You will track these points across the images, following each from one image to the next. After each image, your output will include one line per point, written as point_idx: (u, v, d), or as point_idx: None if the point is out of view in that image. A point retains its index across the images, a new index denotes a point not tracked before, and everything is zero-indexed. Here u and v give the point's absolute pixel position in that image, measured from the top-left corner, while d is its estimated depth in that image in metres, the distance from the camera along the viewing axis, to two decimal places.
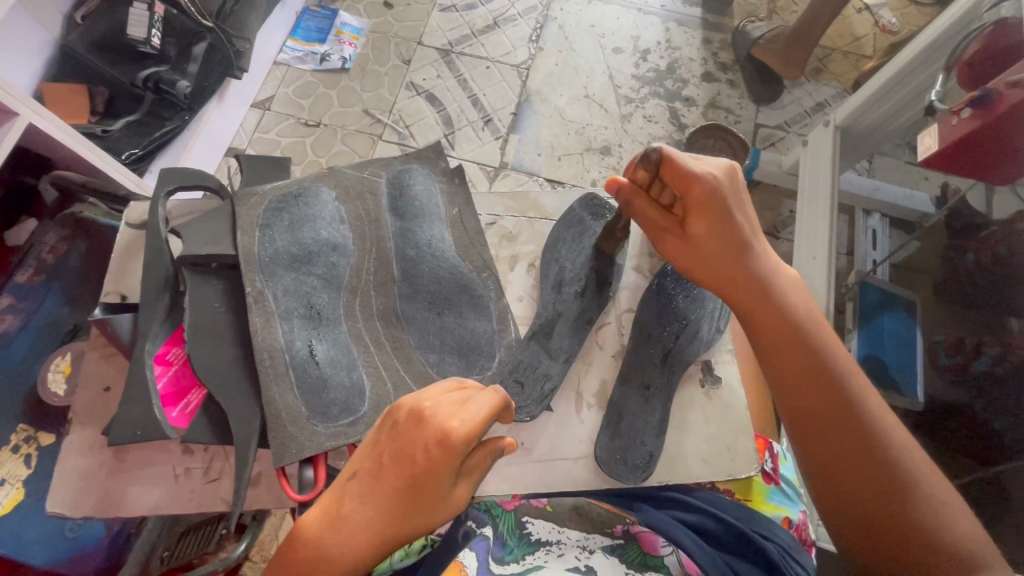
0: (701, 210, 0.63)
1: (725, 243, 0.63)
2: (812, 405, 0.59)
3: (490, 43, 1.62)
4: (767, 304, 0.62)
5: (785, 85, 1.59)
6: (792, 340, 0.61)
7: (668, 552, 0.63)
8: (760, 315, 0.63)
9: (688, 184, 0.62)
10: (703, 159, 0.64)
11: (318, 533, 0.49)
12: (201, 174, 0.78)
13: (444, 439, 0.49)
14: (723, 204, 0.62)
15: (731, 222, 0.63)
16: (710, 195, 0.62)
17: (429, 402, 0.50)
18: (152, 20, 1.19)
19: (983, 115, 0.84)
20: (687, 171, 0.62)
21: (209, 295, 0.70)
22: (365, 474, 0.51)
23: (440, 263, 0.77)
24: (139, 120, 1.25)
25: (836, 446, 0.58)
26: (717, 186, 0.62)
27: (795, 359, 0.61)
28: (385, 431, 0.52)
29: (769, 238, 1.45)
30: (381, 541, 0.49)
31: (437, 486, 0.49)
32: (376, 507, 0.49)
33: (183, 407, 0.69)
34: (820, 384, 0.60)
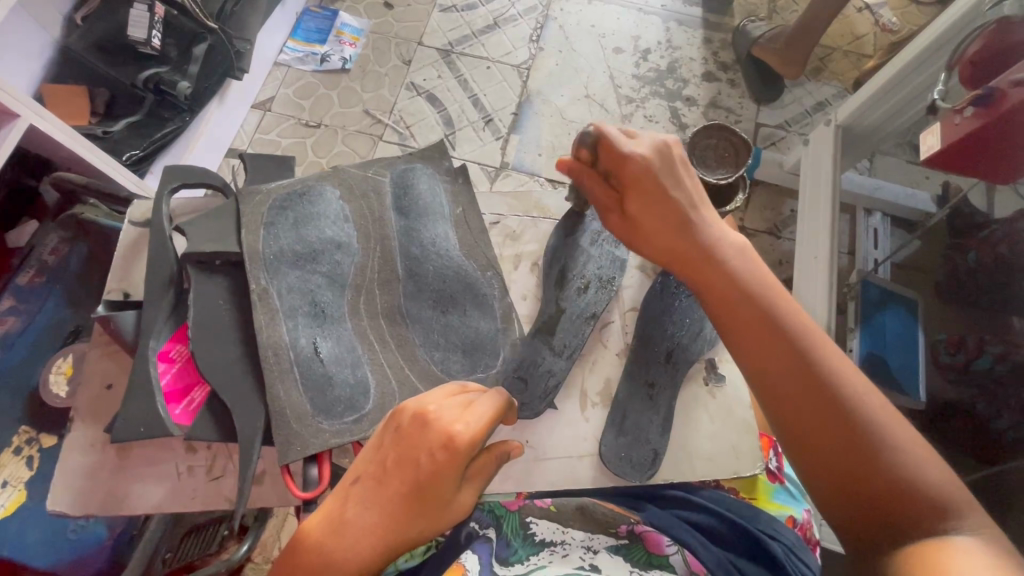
0: (638, 184, 0.62)
1: (665, 213, 0.62)
2: (772, 376, 0.54)
3: (490, 43, 1.62)
4: (716, 273, 0.59)
5: (786, 85, 1.59)
6: (743, 310, 0.57)
7: (673, 551, 0.63)
8: (710, 286, 0.59)
9: (622, 161, 0.63)
10: (636, 138, 0.64)
11: (320, 539, 0.49)
12: (204, 173, 0.78)
13: (448, 443, 0.49)
14: (657, 177, 0.62)
15: (670, 191, 0.61)
16: (645, 170, 0.62)
17: (433, 405, 0.51)
18: (153, 21, 1.19)
19: (985, 113, 0.84)
20: (619, 150, 0.63)
21: (214, 294, 0.70)
22: (368, 479, 0.50)
23: (444, 261, 0.77)
24: (140, 121, 1.25)
25: (802, 419, 0.52)
26: (652, 163, 0.62)
27: (748, 327, 0.56)
28: (388, 435, 0.52)
29: (771, 237, 1.45)
30: (383, 547, 0.48)
31: (442, 491, 0.49)
32: (379, 512, 0.49)
33: (186, 405, 0.69)
34: (780, 352, 0.54)
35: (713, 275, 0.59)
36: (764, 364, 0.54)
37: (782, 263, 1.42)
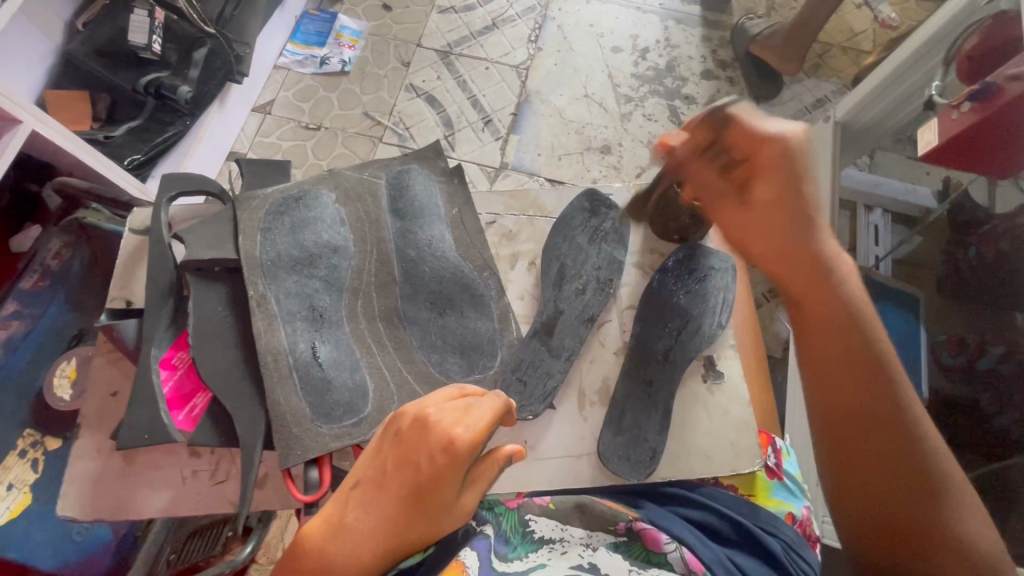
0: (767, 175, 0.63)
1: (776, 210, 0.63)
2: (852, 386, 0.58)
3: (488, 44, 1.62)
4: (818, 279, 0.61)
5: (785, 82, 1.59)
6: (842, 323, 0.60)
7: (671, 548, 0.61)
8: (812, 292, 0.61)
9: (762, 145, 0.62)
10: (779, 123, 0.63)
11: (320, 544, 0.49)
12: (204, 178, 0.78)
13: (449, 446, 0.49)
14: (791, 167, 0.62)
15: (796, 188, 0.62)
16: (779, 160, 0.62)
17: (432, 409, 0.51)
18: (152, 26, 1.20)
19: (983, 108, 0.84)
20: (761, 130, 0.63)
21: (213, 297, 0.71)
22: (369, 483, 0.51)
23: (441, 263, 0.77)
24: (141, 126, 1.26)
25: (873, 432, 0.57)
26: (792, 149, 0.62)
27: (840, 341, 0.60)
28: (387, 438, 0.52)
29: None
30: (384, 549, 0.49)
31: (442, 494, 0.50)
32: (380, 515, 0.49)
33: (189, 411, 0.69)
34: (863, 369, 0.58)
35: (818, 282, 0.61)
36: (850, 376, 0.59)
37: None
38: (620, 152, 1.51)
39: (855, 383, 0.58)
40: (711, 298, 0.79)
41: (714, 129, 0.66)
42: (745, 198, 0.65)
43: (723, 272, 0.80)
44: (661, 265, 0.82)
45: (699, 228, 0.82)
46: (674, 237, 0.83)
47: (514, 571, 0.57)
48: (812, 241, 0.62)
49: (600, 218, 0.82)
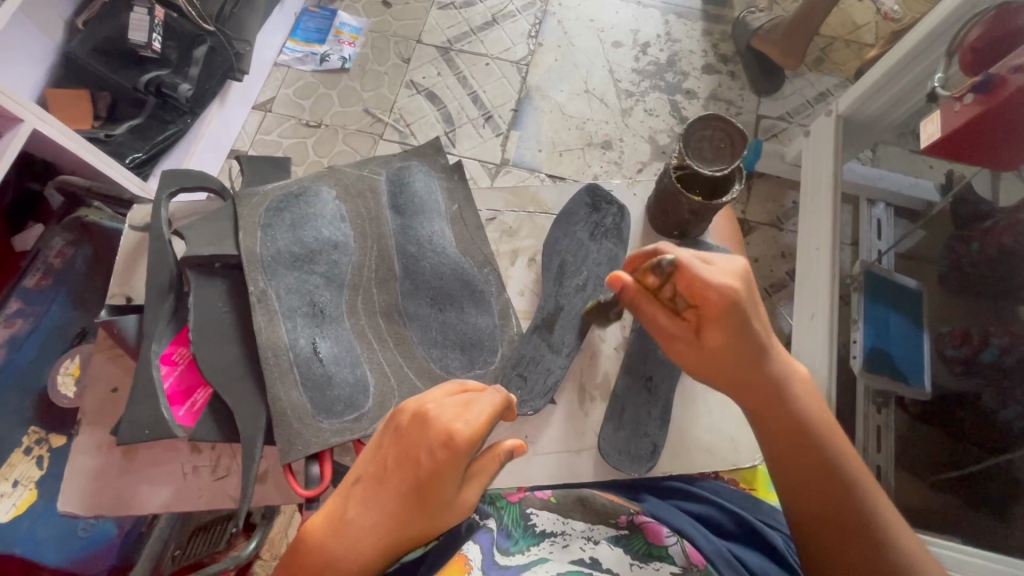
0: (717, 322, 0.59)
1: (740, 354, 0.59)
2: (839, 530, 0.56)
3: (488, 40, 1.62)
4: (785, 417, 0.59)
5: (787, 76, 1.58)
6: (817, 460, 0.58)
7: (672, 542, 0.61)
8: (785, 432, 0.59)
9: (707, 294, 0.58)
10: (717, 261, 0.60)
11: (322, 540, 0.50)
12: (204, 175, 0.78)
13: (447, 440, 0.49)
14: (738, 315, 0.58)
15: (748, 334, 0.58)
16: (729, 306, 0.58)
17: (431, 403, 0.51)
18: (152, 24, 1.21)
19: (986, 100, 0.83)
20: (700, 279, 0.58)
21: (214, 294, 0.71)
22: (370, 478, 0.51)
23: (442, 259, 0.77)
24: (143, 124, 1.26)
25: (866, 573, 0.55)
26: (735, 296, 0.58)
27: (816, 477, 0.58)
28: (387, 433, 0.52)
29: (772, 230, 1.45)
30: (386, 544, 0.50)
31: (441, 491, 0.50)
32: (381, 511, 0.50)
33: (189, 406, 0.69)
34: (840, 505, 0.57)
35: (786, 420, 0.59)
36: (831, 517, 0.57)
37: (784, 257, 1.42)
38: (621, 147, 1.50)
39: (838, 524, 0.57)
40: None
41: (657, 274, 0.60)
42: (703, 345, 0.61)
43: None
44: None
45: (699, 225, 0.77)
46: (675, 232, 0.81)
47: (515, 564, 0.58)
48: (776, 377, 0.60)
49: (599, 213, 0.81)
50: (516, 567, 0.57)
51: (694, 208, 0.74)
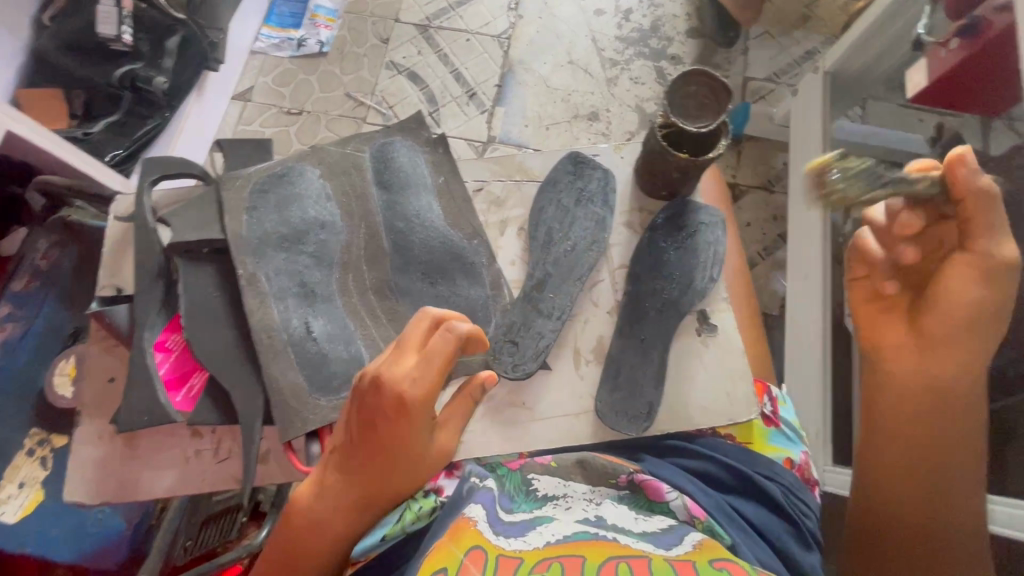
0: (941, 313, 0.61)
1: (959, 285, 0.60)
2: (922, 476, 0.65)
3: (468, 14, 1.58)
4: (938, 387, 0.63)
5: (773, 35, 1.56)
6: (940, 431, 0.64)
7: (673, 497, 0.62)
8: (925, 401, 0.64)
9: (962, 290, 0.59)
10: (1003, 246, 0.59)
11: (306, 497, 0.59)
12: (185, 161, 0.77)
13: (399, 400, 0.55)
14: (976, 254, 0.59)
15: (990, 266, 0.59)
16: (975, 308, 0.60)
17: (383, 371, 0.56)
18: (121, 15, 1.18)
19: (971, 43, 0.82)
20: (968, 196, 0.57)
21: (205, 280, 0.71)
22: (343, 445, 0.58)
23: (430, 232, 0.76)
24: (120, 121, 1.23)
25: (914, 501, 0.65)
26: (992, 250, 0.59)
27: (951, 443, 0.64)
28: (353, 403, 0.58)
29: (763, 192, 1.45)
30: (370, 500, 0.58)
31: (409, 443, 0.57)
32: (357, 472, 0.58)
33: (187, 391, 0.70)
34: (935, 461, 0.65)
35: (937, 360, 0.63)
36: (941, 471, 0.64)
37: (777, 219, 1.42)
38: (609, 117, 1.48)
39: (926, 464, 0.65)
40: (709, 254, 0.78)
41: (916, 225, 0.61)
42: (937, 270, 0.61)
43: (713, 228, 0.78)
44: (652, 221, 0.81)
45: (687, 182, 0.77)
46: (664, 193, 0.81)
47: (520, 520, 0.58)
48: (976, 367, 0.63)
49: (586, 178, 0.81)
50: (521, 525, 0.56)
51: (681, 165, 0.73)
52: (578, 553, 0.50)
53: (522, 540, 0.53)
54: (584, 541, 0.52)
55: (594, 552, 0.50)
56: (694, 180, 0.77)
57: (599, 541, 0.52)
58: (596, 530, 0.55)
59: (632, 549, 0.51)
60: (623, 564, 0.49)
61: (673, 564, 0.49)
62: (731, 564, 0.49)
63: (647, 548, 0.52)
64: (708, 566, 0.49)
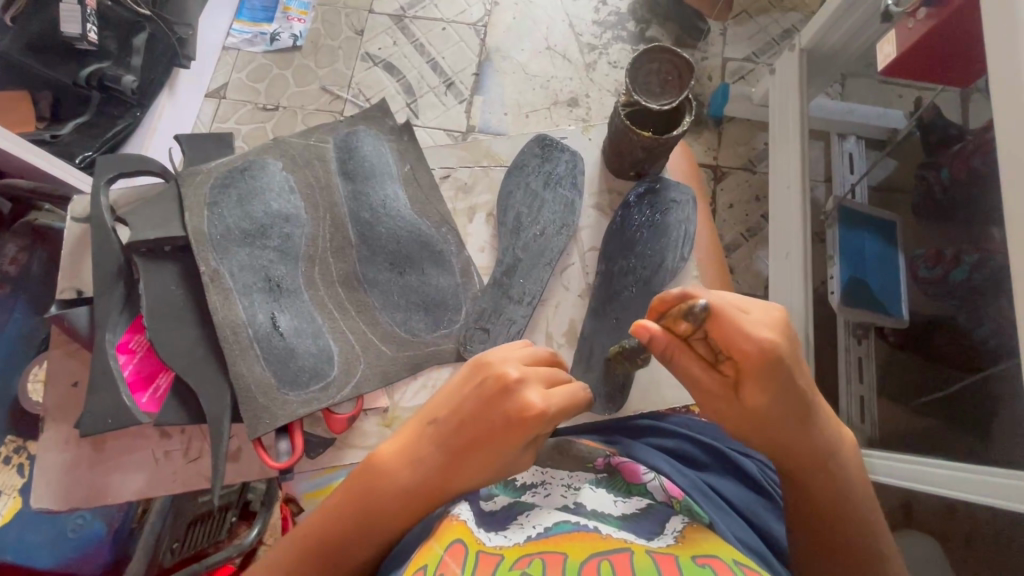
0: (756, 376, 0.49)
1: (794, 400, 0.50)
2: (817, 512, 0.54)
3: (442, 3, 1.55)
4: (800, 430, 0.52)
5: (751, 14, 1.54)
6: (808, 464, 0.53)
7: (650, 478, 0.61)
8: (785, 447, 0.53)
9: (744, 348, 0.48)
10: (754, 309, 0.50)
11: (391, 465, 0.56)
12: (143, 158, 0.76)
13: (523, 414, 0.53)
14: (784, 364, 0.49)
15: (790, 376, 0.49)
16: (771, 358, 0.49)
17: (516, 373, 0.55)
18: (86, 14, 1.12)
19: (938, 13, 0.81)
20: (735, 324, 0.49)
21: (166, 278, 0.69)
22: (446, 426, 0.57)
23: (397, 222, 0.76)
24: (89, 121, 1.20)
25: (824, 547, 0.54)
26: (779, 347, 0.48)
27: (813, 483, 0.54)
28: (470, 389, 0.57)
29: (744, 172, 1.44)
30: (440, 488, 0.56)
31: (503, 449, 0.55)
32: (449, 455, 0.56)
33: (152, 393, 0.69)
34: (823, 487, 0.54)
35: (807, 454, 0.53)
36: (825, 505, 0.54)
37: (759, 199, 1.42)
38: (588, 103, 1.47)
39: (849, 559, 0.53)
40: (679, 236, 0.77)
41: (692, 321, 0.49)
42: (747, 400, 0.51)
43: (686, 207, 0.78)
44: (624, 201, 0.80)
45: (655, 162, 0.77)
46: (632, 172, 0.80)
47: (499, 509, 0.57)
48: (807, 403, 0.51)
49: (553, 161, 0.80)
50: (503, 516, 0.56)
51: (646, 144, 0.72)
52: (556, 550, 0.47)
53: (503, 536, 0.51)
54: (565, 535, 0.49)
55: (575, 548, 0.47)
56: (660, 160, 0.77)
57: (581, 533, 0.50)
58: (577, 520, 0.53)
59: (612, 541, 0.49)
60: (605, 562, 0.45)
61: (655, 557, 0.46)
62: (714, 561, 0.47)
63: (628, 538, 0.50)
64: (691, 563, 0.46)
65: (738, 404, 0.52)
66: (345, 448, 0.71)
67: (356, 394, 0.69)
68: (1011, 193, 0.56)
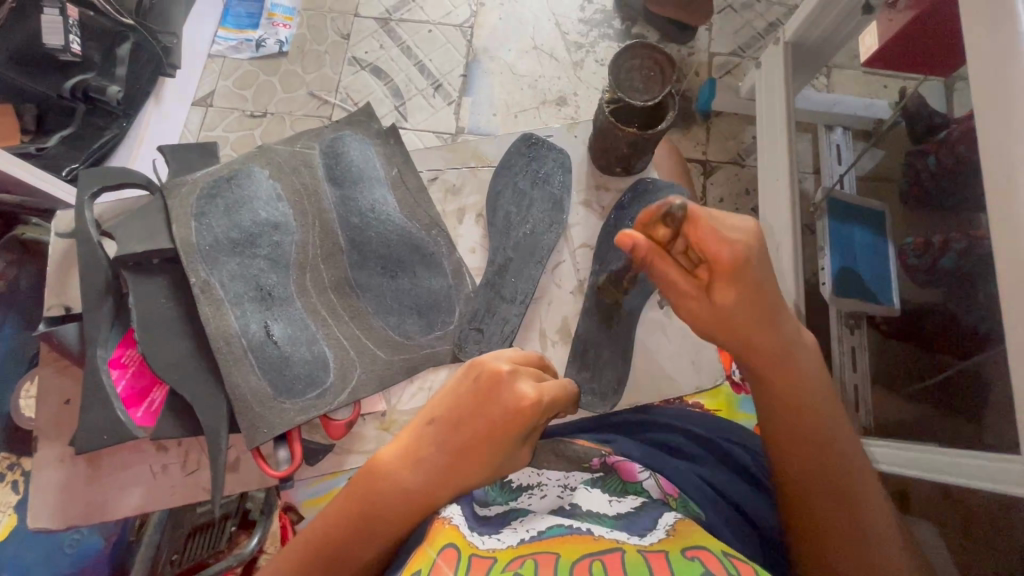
0: (729, 277, 0.55)
1: (759, 302, 0.55)
2: (793, 413, 0.56)
3: (428, 5, 1.55)
4: (767, 326, 0.55)
5: (736, 9, 1.55)
6: (784, 367, 0.56)
7: (645, 476, 0.61)
8: (759, 347, 0.56)
9: (720, 249, 0.54)
10: (729, 218, 0.55)
11: (392, 467, 0.57)
12: (129, 171, 0.75)
13: (520, 405, 0.55)
14: (750, 265, 0.54)
15: (758, 277, 0.55)
16: (742, 264, 0.54)
17: (508, 367, 0.57)
18: (68, 24, 1.11)
19: (917, 5, 0.82)
20: (713, 226, 0.54)
21: (155, 290, 0.69)
22: (444, 424, 0.57)
23: (388, 226, 0.76)
24: (75, 133, 1.18)
25: (809, 457, 0.55)
26: (751, 248, 0.54)
27: (793, 390, 0.56)
28: (465, 387, 0.58)
29: (733, 166, 1.45)
30: (445, 486, 0.55)
31: (503, 441, 0.56)
32: (450, 453, 0.56)
33: (147, 406, 0.71)
34: (800, 394, 0.56)
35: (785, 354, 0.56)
36: (801, 411, 0.56)
37: (748, 193, 1.43)
38: (576, 101, 1.47)
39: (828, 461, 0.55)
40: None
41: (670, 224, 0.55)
42: (716, 298, 0.56)
43: (680, 204, 0.78)
44: (617, 200, 0.81)
45: (641, 159, 0.77)
46: (618, 168, 0.80)
47: (494, 514, 0.57)
48: (778, 309, 0.56)
49: (543, 161, 0.80)
50: (497, 520, 0.55)
51: (631, 140, 0.73)
52: (550, 551, 0.48)
53: (498, 539, 0.52)
54: (560, 537, 0.50)
55: (568, 548, 0.48)
56: (647, 155, 0.77)
57: (575, 535, 0.50)
58: (570, 522, 0.53)
59: (605, 541, 0.49)
60: (596, 562, 0.46)
61: (646, 556, 0.47)
62: (702, 552, 0.47)
63: (620, 537, 0.50)
64: (679, 556, 0.46)
65: (707, 303, 0.57)
66: (346, 454, 0.71)
67: (351, 399, 0.69)
68: (992, 174, 0.56)
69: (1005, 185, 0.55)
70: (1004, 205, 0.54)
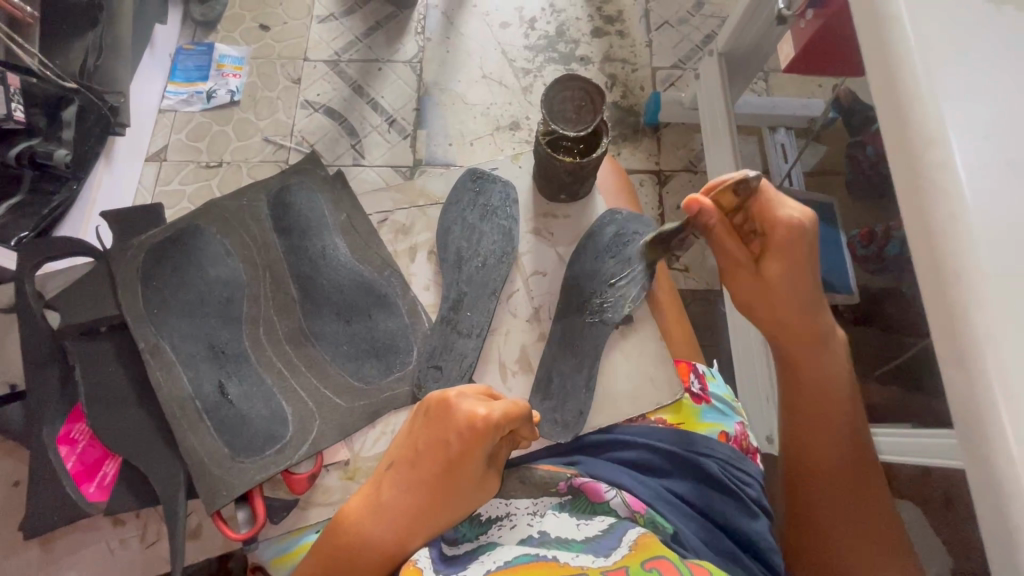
0: (780, 253, 0.66)
1: (798, 285, 0.66)
2: (802, 346, 0.68)
3: (376, 43, 1.58)
4: (818, 331, 0.67)
5: (673, 24, 1.62)
6: (808, 339, 0.67)
7: (612, 495, 0.61)
8: (807, 342, 0.68)
9: (775, 225, 0.66)
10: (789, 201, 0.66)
11: (361, 520, 0.57)
12: (71, 239, 0.73)
13: (472, 424, 0.56)
14: (804, 248, 0.66)
15: (807, 265, 0.66)
16: (792, 241, 0.66)
17: (454, 391, 0.59)
18: (11, 93, 1.02)
19: (823, 14, 0.87)
20: (770, 210, 0.66)
21: (104, 360, 0.70)
22: (404, 463, 0.59)
23: (341, 272, 0.77)
24: (23, 202, 1.09)
25: (818, 385, 0.68)
26: (802, 230, 0.65)
27: (814, 382, 0.68)
28: (419, 422, 0.60)
29: (688, 174, 1.49)
30: (423, 522, 0.56)
31: (470, 466, 0.57)
32: (415, 492, 0.57)
33: (100, 480, 0.69)
34: (833, 426, 0.67)
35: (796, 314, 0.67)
36: (814, 367, 0.68)
37: None
38: (529, 125, 1.51)
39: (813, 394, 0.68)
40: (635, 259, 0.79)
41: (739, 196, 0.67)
42: (764, 273, 0.68)
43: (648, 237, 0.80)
44: (589, 228, 0.82)
45: (582, 184, 0.80)
46: (563, 195, 0.83)
47: (462, 552, 0.57)
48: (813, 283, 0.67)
49: (487, 194, 0.82)
50: (465, 559, 0.55)
51: (569, 168, 0.76)
52: None
53: None
54: (524, 564, 0.50)
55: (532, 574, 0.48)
56: (587, 181, 0.80)
57: (540, 562, 0.50)
58: (538, 551, 0.53)
59: (570, 567, 0.49)
60: None
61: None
62: (662, 562, 0.48)
63: (586, 562, 0.50)
64: (640, 570, 0.47)
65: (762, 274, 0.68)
66: (308, 508, 0.69)
67: (314, 450, 0.69)
68: (894, 159, 0.54)
69: (908, 169, 0.53)
70: (906, 190, 0.52)
